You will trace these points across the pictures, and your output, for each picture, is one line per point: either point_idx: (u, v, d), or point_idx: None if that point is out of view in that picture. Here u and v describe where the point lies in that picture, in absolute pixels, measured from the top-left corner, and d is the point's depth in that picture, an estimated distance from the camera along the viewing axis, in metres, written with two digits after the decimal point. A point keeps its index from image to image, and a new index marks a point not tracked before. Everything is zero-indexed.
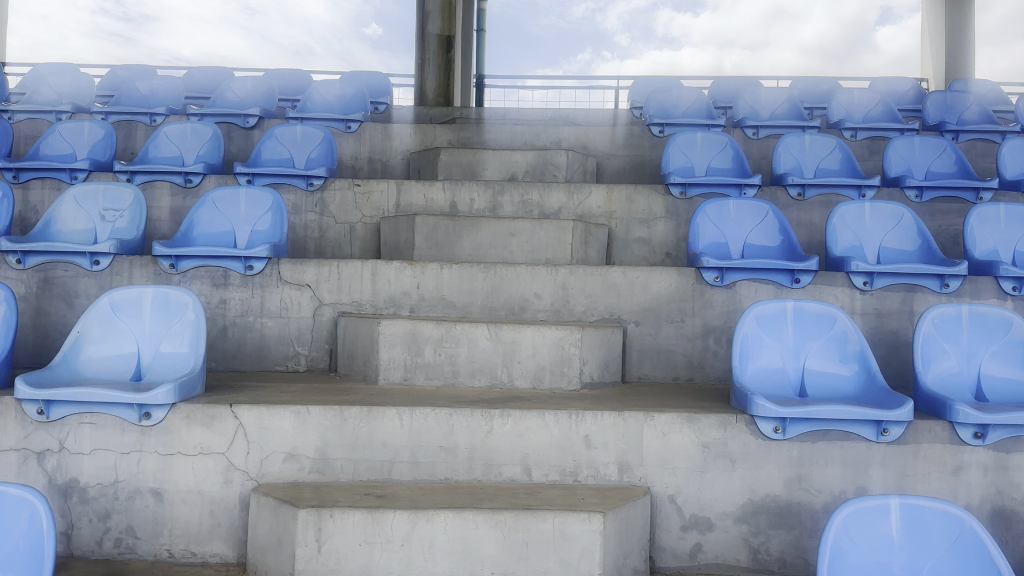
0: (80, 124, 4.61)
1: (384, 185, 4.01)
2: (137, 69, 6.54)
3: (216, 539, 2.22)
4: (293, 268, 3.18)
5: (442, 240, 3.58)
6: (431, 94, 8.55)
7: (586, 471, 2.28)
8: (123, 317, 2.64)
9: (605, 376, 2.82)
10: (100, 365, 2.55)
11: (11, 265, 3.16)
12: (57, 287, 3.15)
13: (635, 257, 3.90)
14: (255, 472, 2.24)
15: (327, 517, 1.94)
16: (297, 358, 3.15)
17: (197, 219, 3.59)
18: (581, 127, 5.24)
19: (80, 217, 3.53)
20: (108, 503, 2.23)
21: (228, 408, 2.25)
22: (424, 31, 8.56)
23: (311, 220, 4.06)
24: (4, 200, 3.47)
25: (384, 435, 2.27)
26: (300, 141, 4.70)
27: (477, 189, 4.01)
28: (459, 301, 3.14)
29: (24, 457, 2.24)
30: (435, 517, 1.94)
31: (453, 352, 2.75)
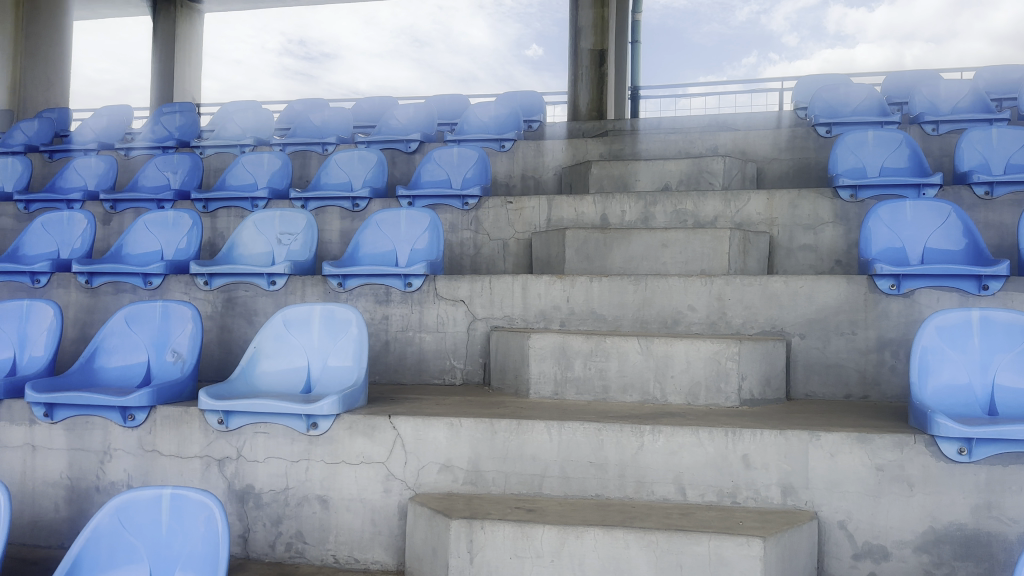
0: (260, 156, 5.03)
1: (535, 201, 4.06)
2: (310, 102, 7.06)
3: (377, 546, 2.31)
4: (448, 284, 3.28)
5: (592, 253, 3.56)
6: (584, 109, 8.59)
7: (746, 492, 2.16)
8: (294, 333, 2.83)
9: (765, 392, 2.67)
10: (274, 378, 2.75)
11: (199, 286, 3.48)
12: (239, 306, 3.44)
13: (799, 267, 3.69)
14: (413, 482, 2.32)
15: (478, 529, 1.97)
16: (453, 371, 3.25)
17: (362, 240, 3.82)
18: (740, 132, 5.04)
19: (259, 241, 3.85)
20: (279, 508, 2.39)
21: (387, 419, 2.35)
22: (577, 47, 8.62)
23: (466, 238, 4.18)
24: (194, 228, 3.84)
25: (534, 449, 2.27)
26: (457, 162, 4.86)
27: (629, 201, 3.94)
28: (610, 314, 3.10)
29: (207, 463, 2.46)
30: (585, 533, 1.91)
31: (603, 366, 2.71)
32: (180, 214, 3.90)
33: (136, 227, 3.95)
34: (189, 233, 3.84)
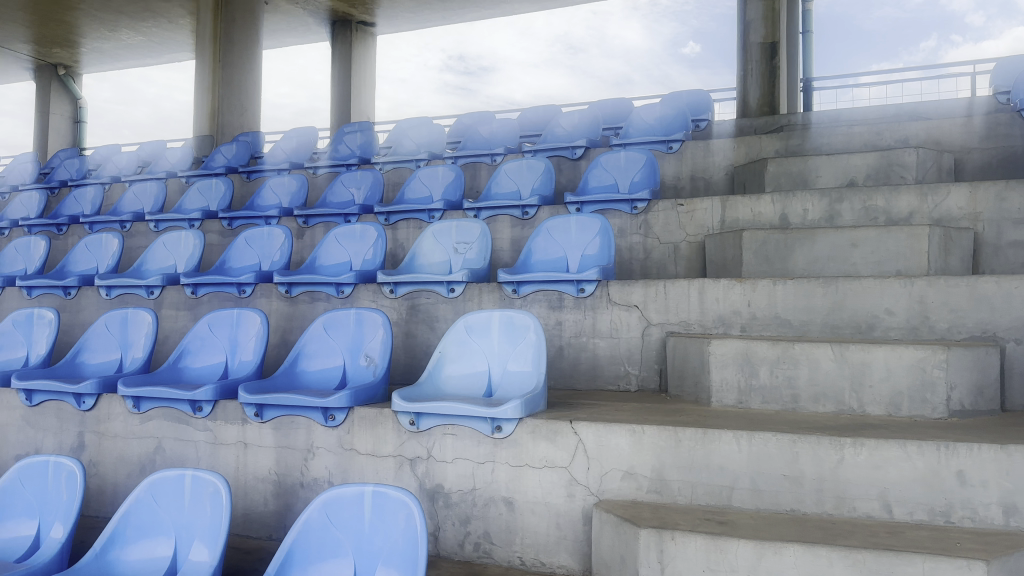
0: (435, 169, 5.26)
1: (708, 202, 3.94)
2: (479, 114, 7.30)
3: (562, 550, 2.33)
4: (621, 289, 3.26)
5: (772, 254, 3.40)
6: (754, 105, 8.25)
7: (962, 513, 1.97)
8: (476, 338, 2.92)
9: (979, 404, 2.43)
10: (458, 382, 2.85)
11: (385, 294, 3.68)
12: (421, 312, 3.60)
13: (1011, 265, 3.33)
14: (597, 488, 2.32)
15: (669, 539, 1.93)
16: (628, 378, 3.21)
17: (534, 248, 3.88)
18: (933, 120, 4.65)
19: (437, 250, 4.01)
20: (468, 508, 2.47)
21: (569, 425, 2.36)
22: (746, 41, 8.31)
23: (636, 242, 4.14)
24: (378, 240, 4.07)
25: (722, 459, 2.20)
26: (624, 165, 4.82)
27: (811, 199, 3.73)
28: (796, 319, 2.94)
29: (400, 462, 2.58)
30: (783, 549, 1.82)
31: (792, 374, 2.58)
32: (366, 227, 4.16)
33: (327, 241, 4.25)
34: (374, 244, 4.08)
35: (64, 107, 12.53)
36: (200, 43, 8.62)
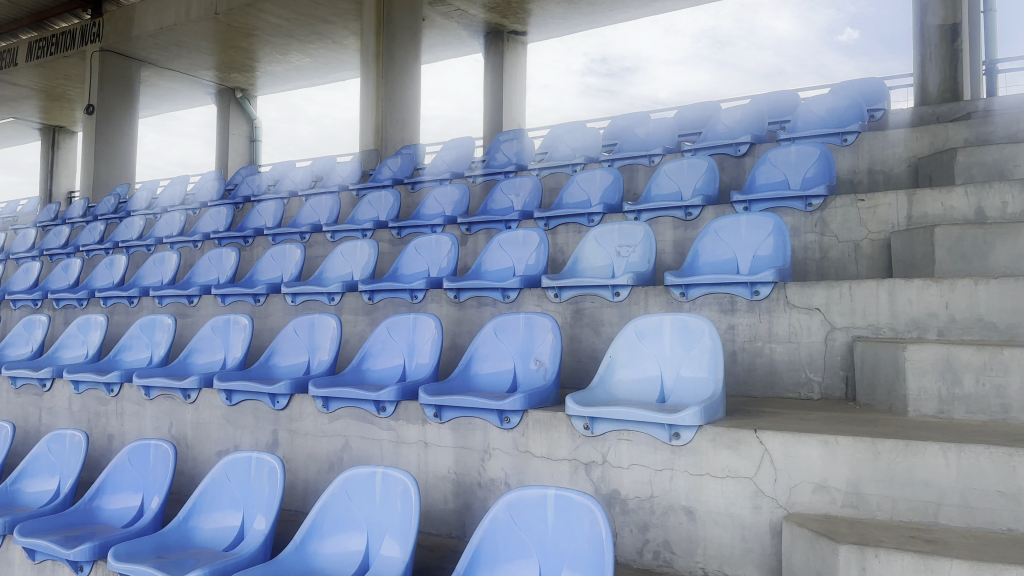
0: (593, 173, 5.23)
1: (892, 196, 3.68)
2: (634, 116, 7.18)
3: (748, 563, 2.25)
4: (802, 291, 3.10)
5: (970, 250, 3.10)
6: (934, 92, 7.63)
7: None
8: (648, 343, 2.88)
9: None
10: (630, 387, 2.82)
11: (550, 298, 3.67)
12: (586, 316, 3.55)
13: None
14: (785, 500, 2.21)
15: (871, 556, 1.81)
16: (811, 385, 3.05)
17: (700, 249, 3.78)
18: None
19: (600, 254, 3.99)
20: (647, 515, 2.43)
21: (753, 433, 2.27)
22: (922, 24, 7.68)
23: (810, 242, 3.91)
24: (541, 245, 4.11)
25: (926, 473, 2.03)
26: (796, 160, 4.58)
27: (1014, 189, 3.38)
28: (1003, 321, 2.67)
29: (575, 467, 2.58)
30: (1007, 572, 1.65)
31: (1002, 382, 2.35)
32: (529, 233, 4.22)
33: (492, 247, 4.36)
34: (537, 249, 4.11)
35: (244, 127, 12.70)
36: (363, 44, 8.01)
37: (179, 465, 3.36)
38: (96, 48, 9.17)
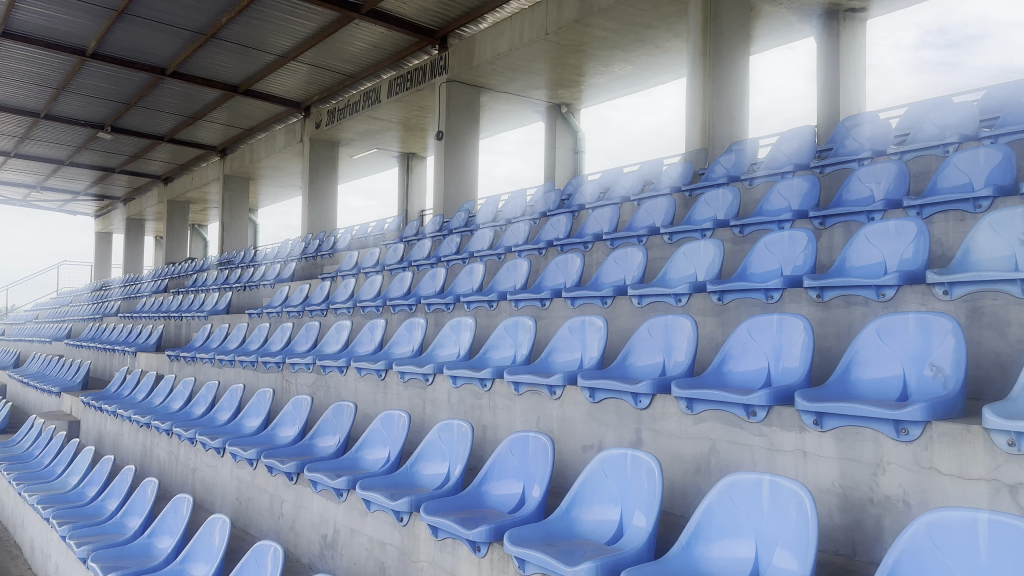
0: (976, 151, 4.25)
1: None
2: (1015, 84, 6.04)
3: None
4: None
5: None
6: None
7: None
8: None
9: None
10: None
11: (937, 296, 2.78)
12: (987, 316, 2.66)
13: None
14: None
15: None
16: None
17: None
18: None
19: (998, 244, 2.96)
20: None
21: None
22: None
23: None
24: (921, 236, 3.26)
25: None
26: None
27: None
28: None
29: (996, 488, 1.91)
30: None
31: None
32: (904, 222, 3.39)
33: (856, 241, 3.58)
34: (916, 240, 3.27)
35: (569, 140, 12.47)
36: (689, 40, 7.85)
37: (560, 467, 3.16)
38: (445, 79, 10.03)
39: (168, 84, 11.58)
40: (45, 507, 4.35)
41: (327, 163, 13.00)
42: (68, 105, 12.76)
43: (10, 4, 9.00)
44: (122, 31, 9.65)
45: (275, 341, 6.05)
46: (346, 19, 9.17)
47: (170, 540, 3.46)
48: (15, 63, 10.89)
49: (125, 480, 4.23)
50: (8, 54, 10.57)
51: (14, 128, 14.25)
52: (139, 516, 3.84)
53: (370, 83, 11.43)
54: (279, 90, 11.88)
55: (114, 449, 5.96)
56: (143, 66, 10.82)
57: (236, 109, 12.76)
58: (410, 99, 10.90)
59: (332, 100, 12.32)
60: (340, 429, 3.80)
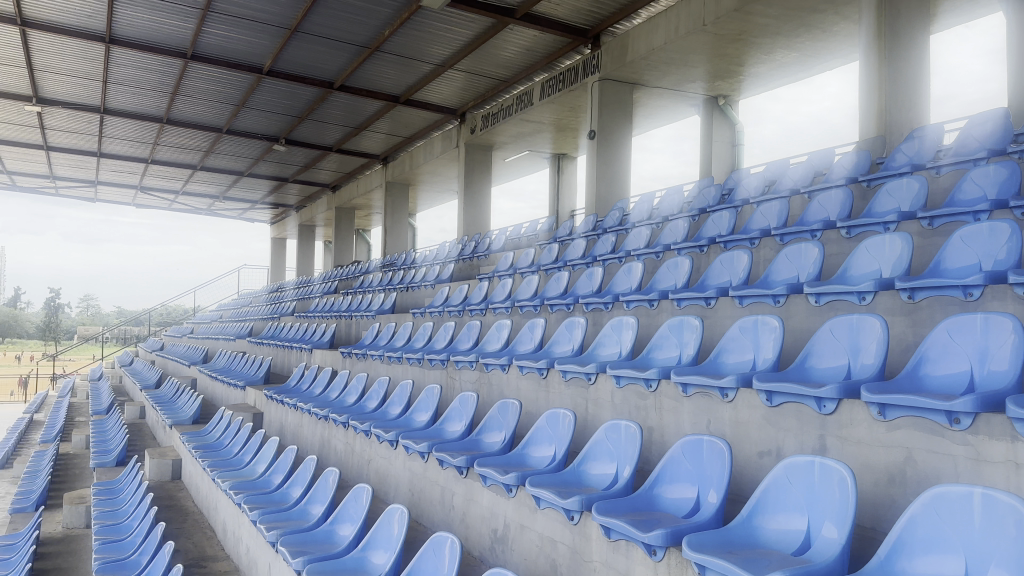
0: None
1: None
2: None
3: None
4: None
5: None
6: None
7: None
8: None
9: None
10: None
11: None
12: None
13: None
14: None
15: None
16: None
17: None
18: None
19: None
20: None
21: None
22: None
23: None
24: (1016, 234, 3.16)
25: None
26: None
27: None
28: None
29: None
30: None
31: None
32: (997, 223, 3.31)
33: (952, 243, 3.55)
34: (1010, 241, 3.19)
35: (727, 133, 11.92)
36: (863, 21, 7.38)
37: (737, 476, 3.01)
38: (597, 78, 10.00)
39: (335, 97, 12.31)
40: (238, 492, 4.74)
41: (481, 166, 13.36)
42: (248, 121, 13.88)
43: (200, 30, 9.91)
44: (295, 48, 10.37)
45: (440, 340, 6.28)
46: (500, 24, 9.36)
47: (351, 528, 3.67)
48: (204, 84, 11.97)
49: (308, 470, 4.52)
50: (198, 76, 11.64)
51: (203, 144, 15.69)
52: (322, 504, 4.10)
53: (522, 86, 11.61)
54: (437, 97, 12.32)
55: (295, 439, 6.41)
56: (313, 81, 11.58)
57: (397, 118, 13.37)
58: (562, 100, 10.97)
59: (487, 105, 12.63)
60: (506, 427, 3.88)
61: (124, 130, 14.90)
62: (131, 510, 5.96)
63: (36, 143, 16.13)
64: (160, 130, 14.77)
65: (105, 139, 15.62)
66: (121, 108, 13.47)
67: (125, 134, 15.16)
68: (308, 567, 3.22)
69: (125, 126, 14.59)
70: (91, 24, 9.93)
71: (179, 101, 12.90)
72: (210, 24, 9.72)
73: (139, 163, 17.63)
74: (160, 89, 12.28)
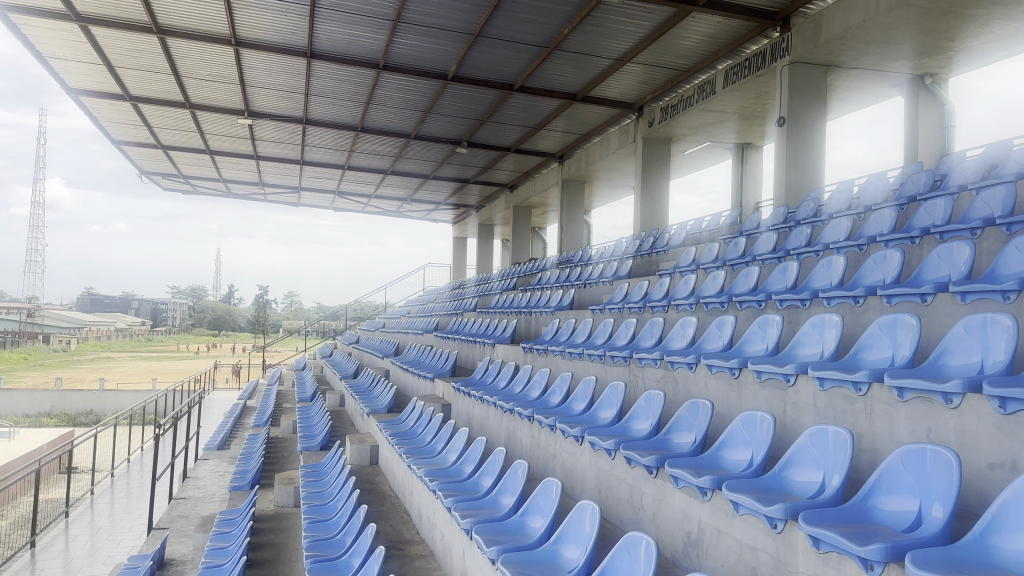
0: None
1: None
2: None
3: None
4: None
5: None
6: None
7: None
8: None
9: None
10: None
11: None
12: None
13: None
14: None
15: None
16: None
17: None
18: None
19: None
20: None
21: None
22: None
23: None
24: (895, 258, 4.51)
25: None
26: None
27: None
28: None
29: None
30: None
31: None
32: (891, 252, 4.63)
33: (868, 263, 4.83)
34: (890, 265, 4.55)
35: (935, 113, 10.81)
36: None
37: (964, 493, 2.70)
38: (787, 62, 9.49)
39: (515, 98, 12.58)
40: (431, 479, 4.96)
41: (660, 160, 13.12)
42: (433, 125, 14.53)
43: (391, 40, 10.49)
44: (478, 53, 10.71)
45: (621, 337, 6.22)
46: (682, 14, 9.11)
47: (542, 521, 3.72)
48: (393, 92, 12.68)
49: (497, 461, 4.65)
50: (389, 85, 12.34)
51: (392, 149, 16.62)
52: (512, 495, 4.20)
53: (705, 75, 11.27)
54: (614, 93, 12.24)
55: (481, 431, 6.63)
56: (493, 83, 11.90)
57: (574, 116, 13.44)
58: (747, 88, 10.52)
59: (665, 97, 12.36)
60: (697, 427, 3.77)
61: (323, 139, 16.12)
62: (335, 492, 6.43)
63: (250, 153, 17.84)
64: (354, 138, 15.82)
65: (307, 148, 16.98)
66: (321, 118, 14.58)
67: (324, 142, 16.40)
68: (502, 556, 3.29)
69: (324, 135, 15.78)
70: (296, 42, 10.82)
71: (371, 110, 13.76)
72: (400, 34, 10.26)
73: (336, 169, 19.01)
74: (354, 98, 13.16)
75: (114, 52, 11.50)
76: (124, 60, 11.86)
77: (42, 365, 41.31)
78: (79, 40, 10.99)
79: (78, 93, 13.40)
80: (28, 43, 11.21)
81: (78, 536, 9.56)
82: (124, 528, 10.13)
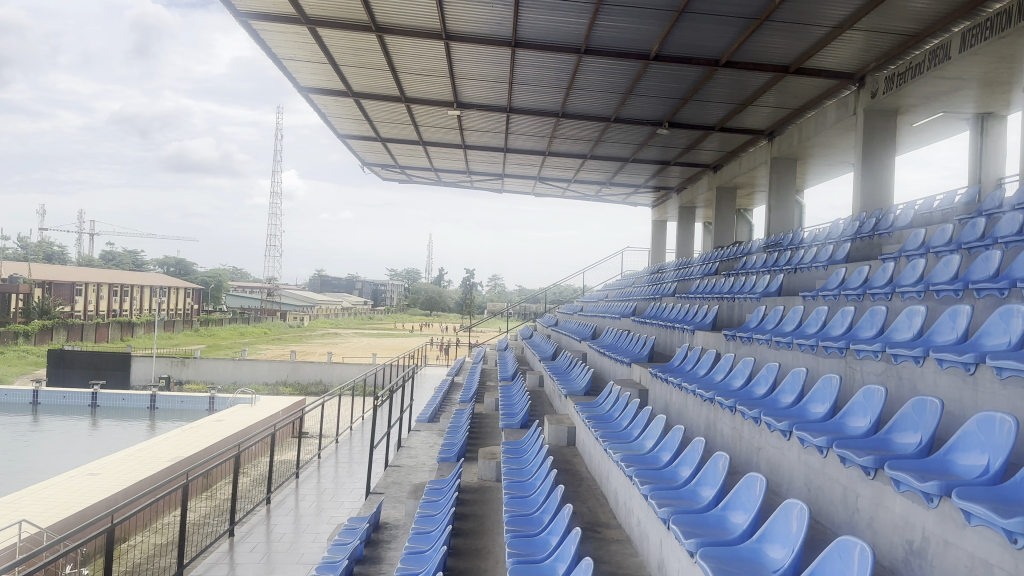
0: None
1: None
2: None
3: None
4: None
5: None
6: None
7: None
8: None
9: None
10: None
11: None
12: None
13: None
14: None
15: None
16: None
17: None
18: None
19: None
20: None
21: None
22: None
23: None
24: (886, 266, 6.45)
25: None
26: None
27: None
28: None
29: None
30: None
31: None
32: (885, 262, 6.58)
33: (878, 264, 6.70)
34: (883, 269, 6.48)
35: None
36: None
37: None
38: None
39: (721, 74, 12.06)
40: (628, 464, 4.94)
41: (884, 134, 12.00)
42: (635, 107, 14.32)
43: (594, 23, 10.44)
44: (682, 29, 10.37)
45: (836, 326, 5.78)
46: None
47: (745, 517, 3.57)
48: (596, 76, 12.65)
49: (697, 450, 4.52)
50: (590, 69, 12.33)
51: (593, 133, 16.62)
52: (713, 487, 4.06)
53: (936, 39, 10.13)
54: (832, 63, 11.33)
55: (680, 418, 6.49)
56: (698, 60, 11.48)
57: (786, 90, 12.64)
58: (990, 51, 9.31)
59: (892, 65, 11.27)
60: (923, 428, 3.42)
61: (527, 126, 16.49)
62: (534, 470, 6.60)
63: (457, 142, 18.65)
64: (555, 123, 16.03)
65: (511, 135, 17.45)
66: (524, 105, 14.93)
67: (527, 129, 16.76)
68: (701, 550, 3.19)
69: (527, 122, 16.14)
70: (501, 31, 11.12)
71: (573, 95, 13.83)
72: (603, 16, 10.19)
73: (538, 155, 19.38)
74: (557, 84, 13.31)
75: (338, 51, 12.51)
76: (347, 59, 12.87)
77: (280, 338, 46.33)
78: (310, 42, 12.07)
79: (309, 92, 14.75)
80: (268, 48, 12.48)
81: (306, 495, 10.63)
82: (345, 490, 11.11)
